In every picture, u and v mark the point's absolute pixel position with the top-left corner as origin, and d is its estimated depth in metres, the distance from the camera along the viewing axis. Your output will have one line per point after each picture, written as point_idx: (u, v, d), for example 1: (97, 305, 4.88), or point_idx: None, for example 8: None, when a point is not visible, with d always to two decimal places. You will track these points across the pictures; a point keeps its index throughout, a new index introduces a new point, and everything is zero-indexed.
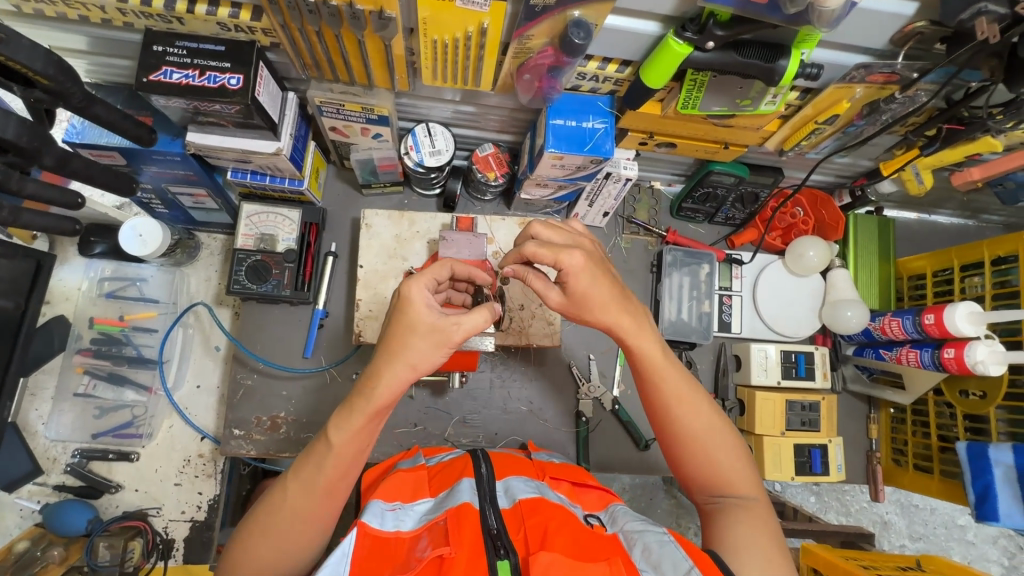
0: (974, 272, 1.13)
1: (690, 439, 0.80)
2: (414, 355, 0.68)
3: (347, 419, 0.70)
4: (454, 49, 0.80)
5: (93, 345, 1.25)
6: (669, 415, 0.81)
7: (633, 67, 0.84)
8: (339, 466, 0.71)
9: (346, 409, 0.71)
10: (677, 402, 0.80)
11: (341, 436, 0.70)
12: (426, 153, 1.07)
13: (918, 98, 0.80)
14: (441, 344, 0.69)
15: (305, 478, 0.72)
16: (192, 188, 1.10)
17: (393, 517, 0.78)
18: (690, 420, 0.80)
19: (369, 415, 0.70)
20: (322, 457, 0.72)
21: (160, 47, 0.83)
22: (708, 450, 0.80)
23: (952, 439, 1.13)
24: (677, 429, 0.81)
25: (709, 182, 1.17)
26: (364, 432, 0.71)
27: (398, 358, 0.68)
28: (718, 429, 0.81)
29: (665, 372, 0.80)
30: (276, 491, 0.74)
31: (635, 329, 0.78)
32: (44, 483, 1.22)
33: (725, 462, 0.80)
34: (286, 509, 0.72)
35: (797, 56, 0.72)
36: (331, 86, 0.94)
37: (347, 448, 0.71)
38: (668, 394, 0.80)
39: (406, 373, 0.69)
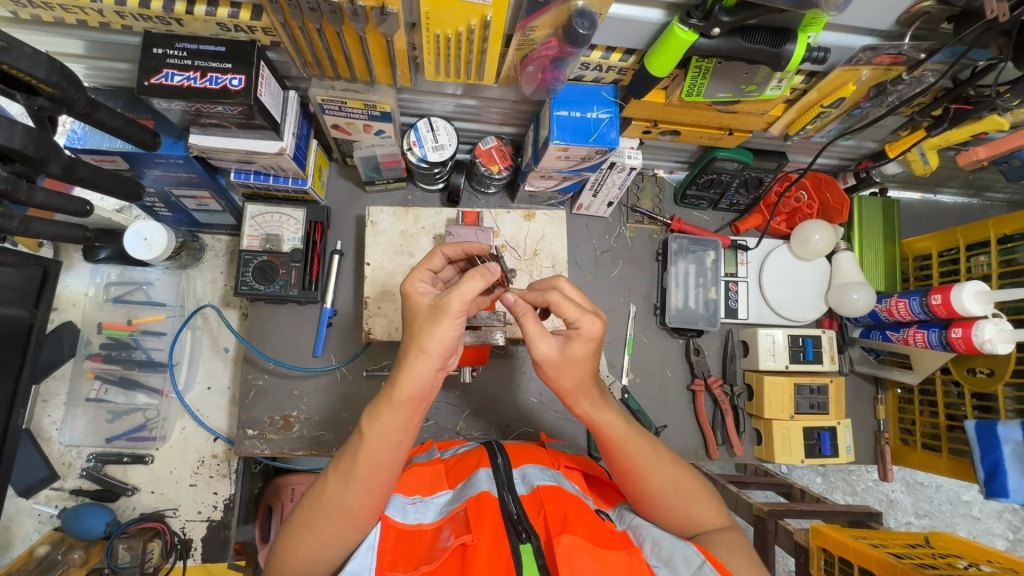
0: (979, 251, 1.13)
1: (659, 497, 0.80)
2: (426, 338, 0.69)
3: (381, 413, 0.72)
4: (457, 42, 0.79)
5: (103, 349, 1.26)
6: (632, 479, 0.81)
7: (637, 55, 0.83)
8: (376, 458, 0.73)
9: (378, 403, 0.74)
10: (637, 467, 0.80)
11: (377, 429, 0.72)
12: (429, 148, 1.06)
13: (924, 79, 0.80)
14: (444, 318, 0.68)
15: (343, 470, 0.74)
16: (196, 190, 1.10)
17: (413, 510, 0.80)
18: (654, 479, 0.80)
19: (400, 404, 0.71)
20: (358, 450, 0.73)
21: (160, 49, 0.82)
22: (677, 502, 0.80)
23: (959, 418, 1.14)
24: (644, 491, 0.81)
25: (714, 168, 1.17)
26: (398, 424, 0.73)
27: (411, 346, 0.70)
28: (681, 478, 0.82)
29: (622, 441, 0.80)
30: (317, 488, 0.76)
31: (596, 405, 0.79)
32: (61, 488, 1.22)
33: (695, 506, 0.81)
34: (325, 500, 0.74)
35: (803, 40, 0.72)
36: (332, 84, 0.94)
37: (383, 441, 0.73)
38: (626, 460, 0.80)
39: (419, 361, 0.69)
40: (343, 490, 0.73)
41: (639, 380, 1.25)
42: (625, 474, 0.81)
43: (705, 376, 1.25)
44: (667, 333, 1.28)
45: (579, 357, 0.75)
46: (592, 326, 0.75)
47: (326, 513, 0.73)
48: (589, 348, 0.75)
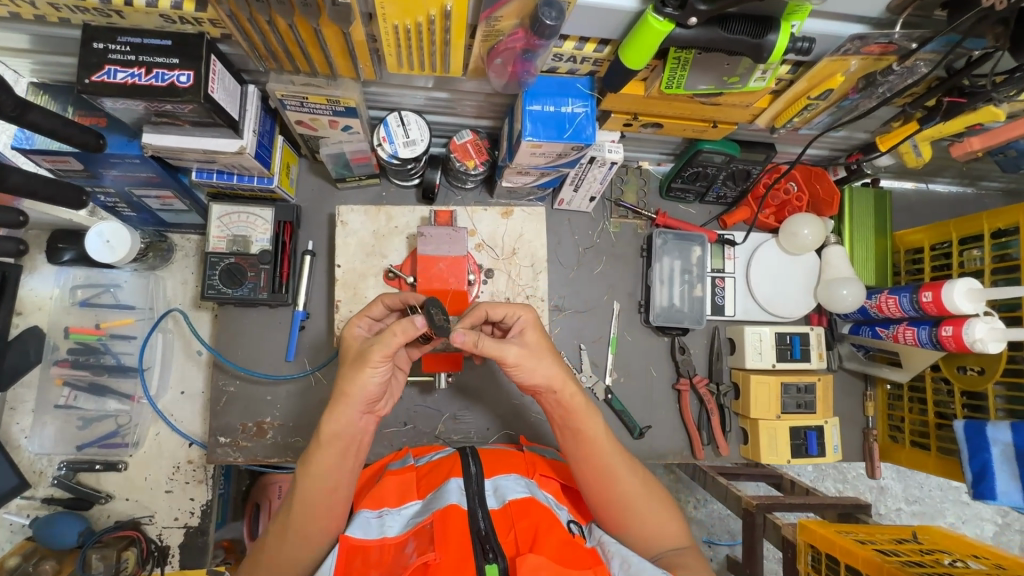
0: (973, 245, 1.09)
1: (627, 505, 0.80)
2: (347, 384, 0.75)
3: (313, 459, 0.75)
4: (418, 34, 0.74)
5: (71, 355, 1.21)
6: (602, 483, 0.81)
7: (612, 46, 0.78)
8: (311, 508, 0.74)
9: (310, 450, 0.77)
10: (610, 471, 0.81)
11: (307, 477, 0.75)
12: (399, 144, 1.01)
13: (917, 69, 0.75)
14: (364, 365, 0.75)
15: (281, 522, 0.76)
16: (158, 190, 1.05)
17: (376, 523, 0.76)
18: (625, 486, 0.81)
19: (327, 447, 0.75)
20: (292, 500, 0.76)
21: (101, 44, 0.76)
22: (642, 513, 0.81)
23: (949, 416, 1.12)
24: (611, 497, 0.80)
25: (699, 161, 1.12)
26: (328, 469, 0.75)
27: (336, 392, 0.77)
28: (650, 491, 0.83)
29: (601, 443, 0.81)
30: (262, 539, 0.79)
31: (571, 406, 0.80)
32: (32, 497, 1.20)
33: (659, 522, 0.81)
34: (266, 556, 0.76)
35: (786, 30, 0.67)
36: (292, 78, 0.89)
37: (316, 487, 0.75)
38: (601, 462, 0.81)
39: (342, 405, 0.75)
40: (281, 541, 0.75)
41: (622, 380, 1.22)
42: (596, 477, 0.81)
43: (691, 376, 1.22)
44: (652, 331, 1.24)
45: (535, 344, 0.82)
46: (527, 314, 0.84)
47: (269, 565, 0.76)
48: (538, 333, 0.83)
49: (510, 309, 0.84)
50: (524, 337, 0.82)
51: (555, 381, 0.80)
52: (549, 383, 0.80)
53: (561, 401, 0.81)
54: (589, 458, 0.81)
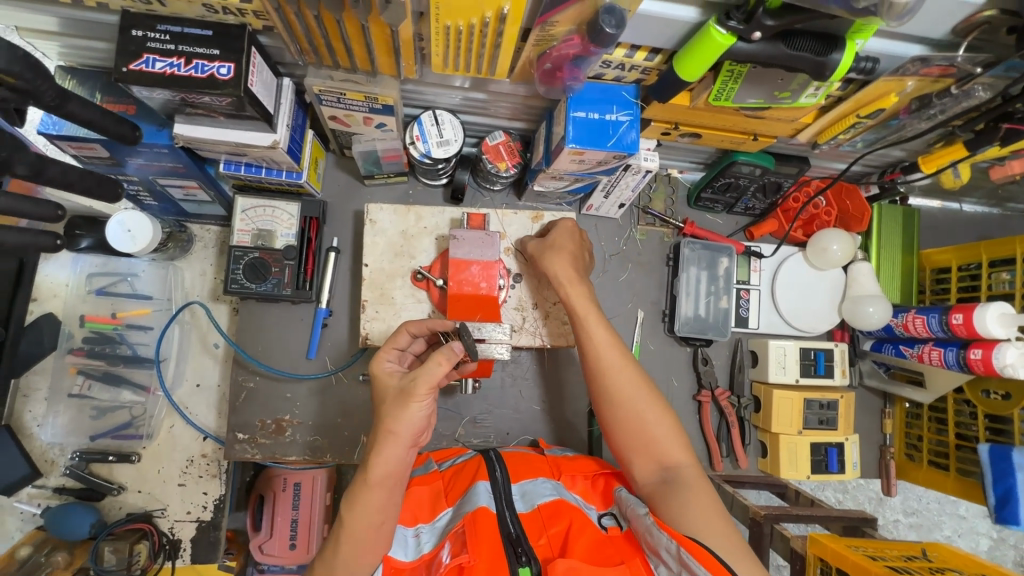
0: (1003, 268, 1.08)
1: (624, 403, 0.83)
2: (392, 422, 0.71)
3: (359, 497, 0.71)
4: (468, 35, 0.72)
5: (86, 344, 1.20)
6: (600, 380, 0.86)
7: (664, 55, 0.77)
8: (360, 542, 0.70)
9: (354, 486, 0.72)
10: (608, 367, 0.86)
11: (354, 516, 0.70)
12: (433, 143, 0.99)
13: (973, 93, 0.75)
14: (407, 401, 0.71)
15: (329, 557, 0.72)
16: (183, 180, 1.03)
17: (412, 542, 0.76)
18: (623, 383, 0.84)
19: (377, 486, 0.70)
20: (339, 537, 0.71)
21: (140, 32, 0.74)
22: (635, 412, 0.82)
23: (969, 438, 1.12)
24: (609, 394, 0.85)
25: (732, 172, 1.11)
26: (378, 506, 0.71)
27: (380, 430, 0.72)
28: (650, 391, 0.84)
29: (600, 339, 0.88)
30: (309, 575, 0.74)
31: (581, 301, 0.91)
32: (44, 486, 1.18)
33: (656, 426, 0.82)
34: None
35: (851, 48, 0.66)
36: (331, 73, 0.86)
37: (362, 524, 0.70)
38: (601, 358, 0.86)
39: (389, 443, 0.71)
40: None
41: None
42: (595, 375, 0.86)
43: (712, 388, 1.21)
44: (675, 341, 1.24)
45: (559, 242, 0.99)
46: (567, 223, 1.02)
47: None
48: (569, 236, 1.01)
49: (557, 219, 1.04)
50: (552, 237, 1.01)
51: (564, 278, 0.94)
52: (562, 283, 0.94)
53: (568, 295, 0.93)
54: (588, 356, 0.88)
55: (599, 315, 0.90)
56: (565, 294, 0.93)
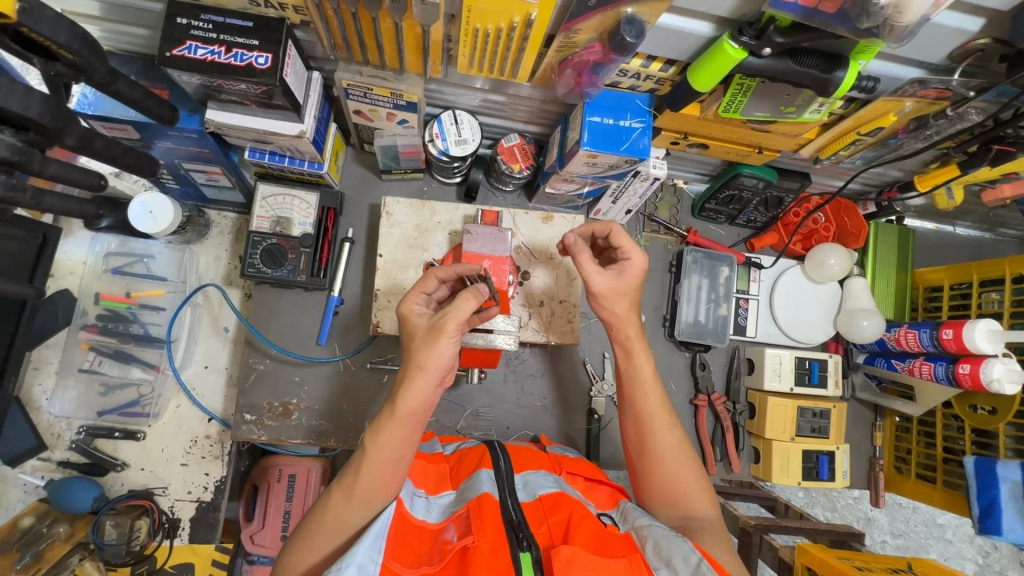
0: (992, 288, 1.13)
1: (663, 459, 0.83)
2: (422, 357, 0.73)
3: (384, 428, 0.73)
4: (495, 38, 0.77)
5: (99, 321, 1.22)
6: (643, 433, 0.84)
7: (678, 66, 0.81)
8: (380, 471, 0.73)
9: (380, 418, 0.75)
10: (653, 421, 0.84)
11: (378, 444, 0.73)
12: (451, 142, 1.03)
13: (967, 116, 0.79)
14: (437, 335, 0.72)
15: (348, 483, 0.73)
16: (207, 165, 1.06)
17: (421, 504, 0.78)
18: (666, 438, 0.83)
19: (402, 418, 0.73)
20: (360, 464, 0.73)
21: (184, 20, 0.78)
22: (670, 466, 0.83)
23: (956, 451, 1.15)
24: (648, 446, 0.84)
25: (736, 184, 1.15)
26: (399, 440, 0.73)
27: (410, 366, 0.74)
28: (688, 449, 0.85)
29: (650, 392, 0.85)
30: (322, 500, 0.75)
31: (636, 346, 0.86)
32: (48, 459, 1.20)
33: (689, 484, 0.82)
34: (329, 516, 0.73)
35: (854, 68, 0.70)
36: (360, 69, 0.91)
37: (384, 456, 0.72)
38: (647, 411, 0.84)
39: (418, 377, 0.73)
40: (347, 501, 0.73)
41: None
42: (637, 426, 0.85)
43: (708, 393, 1.25)
44: (674, 345, 1.27)
45: (629, 283, 0.86)
46: (640, 259, 0.86)
47: (326, 527, 0.73)
48: (637, 278, 0.86)
49: (632, 245, 0.86)
50: (622, 274, 0.86)
51: (620, 319, 0.86)
52: (614, 322, 0.87)
53: (620, 343, 0.87)
54: (633, 406, 0.86)
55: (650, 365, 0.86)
56: (618, 336, 0.87)
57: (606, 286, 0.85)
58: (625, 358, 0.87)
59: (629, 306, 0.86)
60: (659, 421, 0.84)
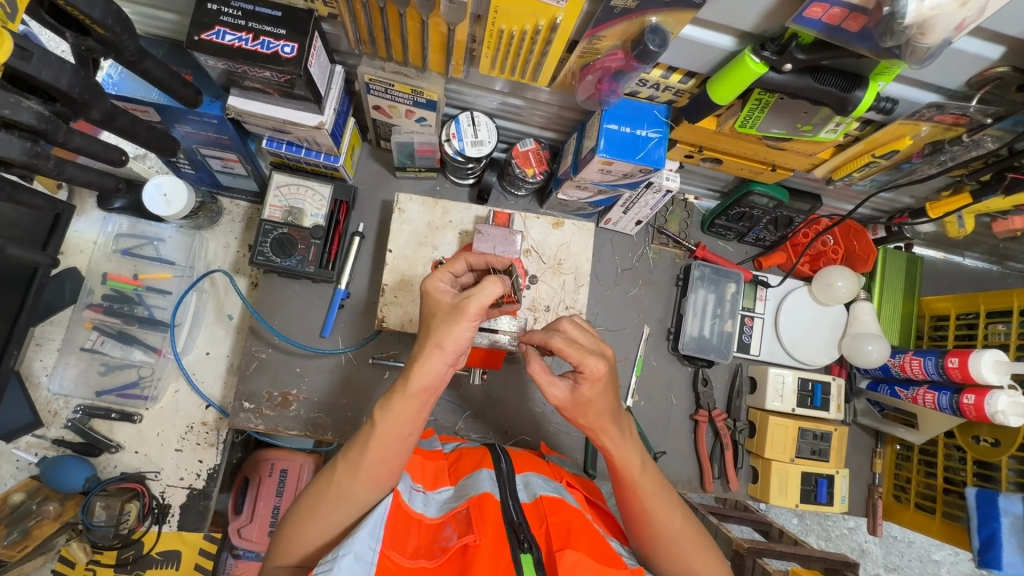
0: (999, 320, 1.13)
1: (664, 544, 0.78)
2: (441, 335, 0.69)
3: (393, 405, 0.71)
4: (519, 41, 0.78)
5: (105, 301, 1.22)
6: (640, 521, 0.79)
7: (698, 79, 0.83)
8: (387, 447, 0.72)
9: (390, 393, 0.73)
10: (649, 510, 0.78)
11: (386, 420, 0.71)
12: (467, 142, 1.04)
13: (983, 144, 0.80)
14: (459, 319, 0.69)
15: (353, 457, 0.73)
16: (224, 152, 1.07)
17: (420, 498, 0.77)
18: (665, 524, 0.78)
19: (413, 396, 0.71)
20: (367, 441, 0.72)
21: (215, 6, 0.80)
22: (676, 547, 0.78)
23: (957, 483, 1.14)
24: (650, 530, 0.79)
25: (747, 202, 1.16)
26: (408, 418, 0.72)
27: (427, 341, 0.71)
28: (694, 528, 0.81)
29: (643, 482, 0.79)
30: (325, 475, 0.75)
31: (616, 440, 0.77)
32: (43, 436, 1.20)
33: (696, 564, 0.78)
34: (332, 491, 0.72)
35: (873, 88, 0.71)
36: (383, 65, 0.92)
37: (392, 433, 0.72)
38: (642, 501, 0.79)
39: (433, 355, 0.70)
40: (351, 478, 0.72)
41: (644, 403, 1.23)
42: (634, 515, 0.80)
43: (709, 409, 1.24)
44: (677, 359, 1.27)
45: (592, 397, 0.73)
46: (595, 365, 0.71)
47: (331, 500, 0.72)
48: (601, 390, 0.73)
49: (580, 357, 0.71)
50: (579, 387, 0.73)
51: (596, 423, 0.76)
52: (595, 428, 0.77)
53: (602, 445, 0.78)
54: (626, 496, 0.80)
55: (638, 455, 0.79)
56: (596, 436, 0.78)
57: (566, 397, 0.74)
58: (608, 452, 0.78)
59: (607, 402, 0.75)
60: (657, 504, 0.79)
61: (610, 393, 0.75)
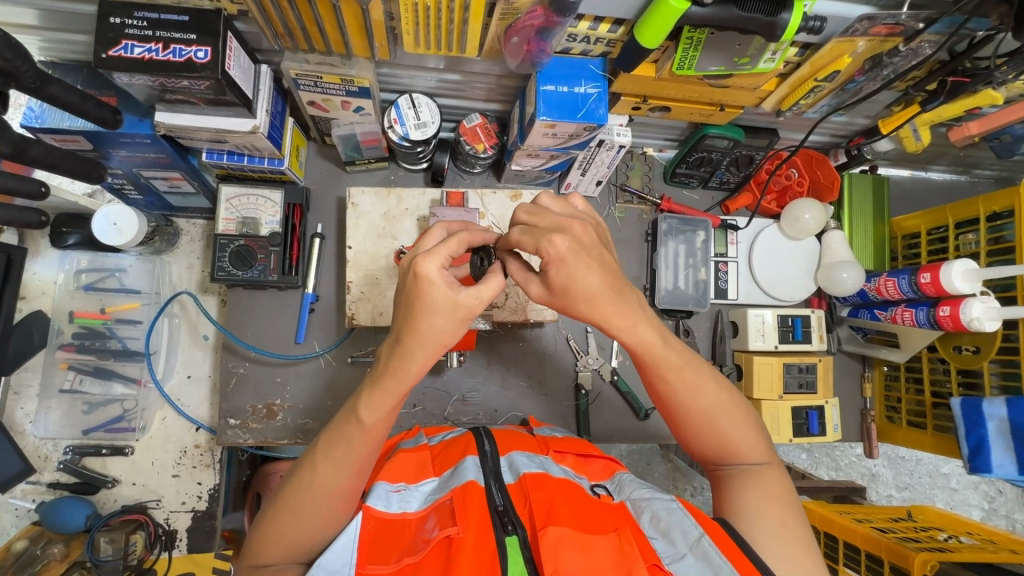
0: (968, 229, 1.12)
1: (702, 420, 0.78)
2: (444, 335, 0.65)
3: (377, 402, 0.69)
4: (436, 11, 0.75)
5: (76, 340, 1.21)
6: (669, 398, 0.78)
7: (626, 26, 0.80)
8: (371, 441, 0.72)
9: (371, 389, 0.70)
10: (682, 386, 0.77)
11: (373, 417, 0.70)
12: (411, 126, 1.01)
13: (921, 52, 0.80)
14: (465, 319, 0.65)
15: (337, 455, 0.72)
16: (166, 171, 1.04)
17: (395, 500, 0.74)
18: (697, 400, 0.77)
19: (399, 392, 0.70)
20: (351, 437, 0.71)
21: (118, 19, 0.76)
22: (714, 421, 0.78)
23: (945, 395, 1.15)
24: (682, 410, 0.78)
25: (704, 146, 1.13)
26: (394, 411, 0.72)
27: (422, 338, 0.65)
28: (728, 404, 0.78)
29: (669, 365, 0.75)
30: (302, 470, 0.74)
31: (632, 322, 0.71)
32: (38, 482, 1.20)
33: (736, 436, 0.78)
34: (318, 485, 0.72)
35: (799, 8, 0.69)
36: (306, 57, 0.89)
37: (372, 433, 0.71)
38: (672, 382, 0.76)
39: (428, 353, 0.66)
40: (336, 472, 0.72)
41: (628, 362, 1.24)
42: (665, 397, 0.78)
43: None
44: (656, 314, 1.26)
45: (559, 285, 0.66)
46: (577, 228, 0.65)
47: (315, 497, 0.72)
48: (570, 263, 0.64)
49: (557, 224, 0.66)
50: (548, 277, 0.66)
51: (596, 314, 0.69)
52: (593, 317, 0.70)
53: (614, 334, 0.73)
54: (652, 377, 0.78)
55: (662, 338, 0.74)
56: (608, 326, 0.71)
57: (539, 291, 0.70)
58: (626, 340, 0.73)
59: (595, 281, 0.65)
60: (692, 383, 0.77)
61: (595, 271, 0.65)
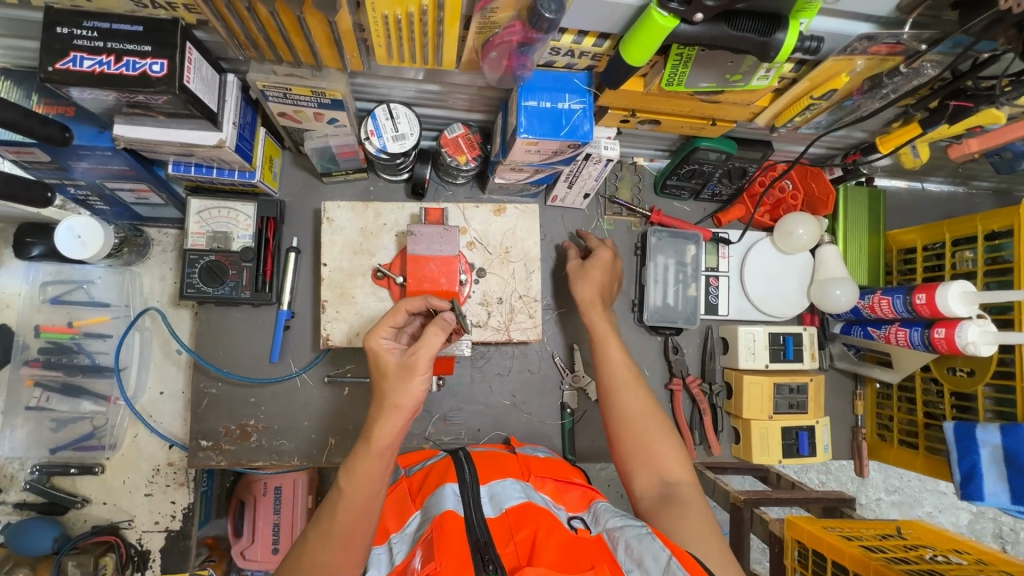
0: (965, 246, 1.08)
1: (631, 423, 0.90)
2: (398, 397, 0.73)
3: (359, 467, 0.73)
4: (409, 24, 0.70)
5: (42, 355, 1.16)
6: (609, 398, 0.93)
7: (613, 40, 0.75)
8: (354, 508, 0.71)
9: (353, 457, 0.75)
10: (620, 386, 0.93)
11: (353, 483, 0.73)
12: (388, 138, 0.96)
13: (923, 71, 0.75)
14: (410, 376, 0.73)
15: (322, 528, 0.72)
16: (132, 183, 0.99)
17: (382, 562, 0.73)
18: (629, 401, 0.92)
19: (377, 455, 0.73)
20: (335, 504, 0.72)
21: (65, 29, 0.71)
22: (640, 426, 0.89)
23: (937, 416, 1.12)
24: (616, 409, 0.92)
25: (695, 158, 1.09)
26: (375, 475, 0.73)
27: (382, 404, 0.74)
28: (655, 416, 0.90)
29: (617, 362, 0.96)
30: (298, 548, 0.73)
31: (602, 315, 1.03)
32: (4, 501, 1.17)
33: (657, 446, 0.87)
34: (308, 562, 0.70)
35: (795, 27, 0.65)
36: (274, 68, 0.83)
37: (354, 502, 0.72)
38: (616, 381, 0.94)
39: (394, 416, 0.73)
40: (323, 545, 0.70)
41: None
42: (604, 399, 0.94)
43: (683, 376, 1.21)
44: (646, 331, 1.23)
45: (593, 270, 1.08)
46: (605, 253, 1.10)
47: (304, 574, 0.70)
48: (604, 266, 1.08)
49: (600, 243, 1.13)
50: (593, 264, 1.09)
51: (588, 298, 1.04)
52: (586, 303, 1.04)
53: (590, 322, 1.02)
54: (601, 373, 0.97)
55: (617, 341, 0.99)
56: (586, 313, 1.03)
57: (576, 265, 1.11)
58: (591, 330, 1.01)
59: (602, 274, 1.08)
60: (628, 386, 0.93)
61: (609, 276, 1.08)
